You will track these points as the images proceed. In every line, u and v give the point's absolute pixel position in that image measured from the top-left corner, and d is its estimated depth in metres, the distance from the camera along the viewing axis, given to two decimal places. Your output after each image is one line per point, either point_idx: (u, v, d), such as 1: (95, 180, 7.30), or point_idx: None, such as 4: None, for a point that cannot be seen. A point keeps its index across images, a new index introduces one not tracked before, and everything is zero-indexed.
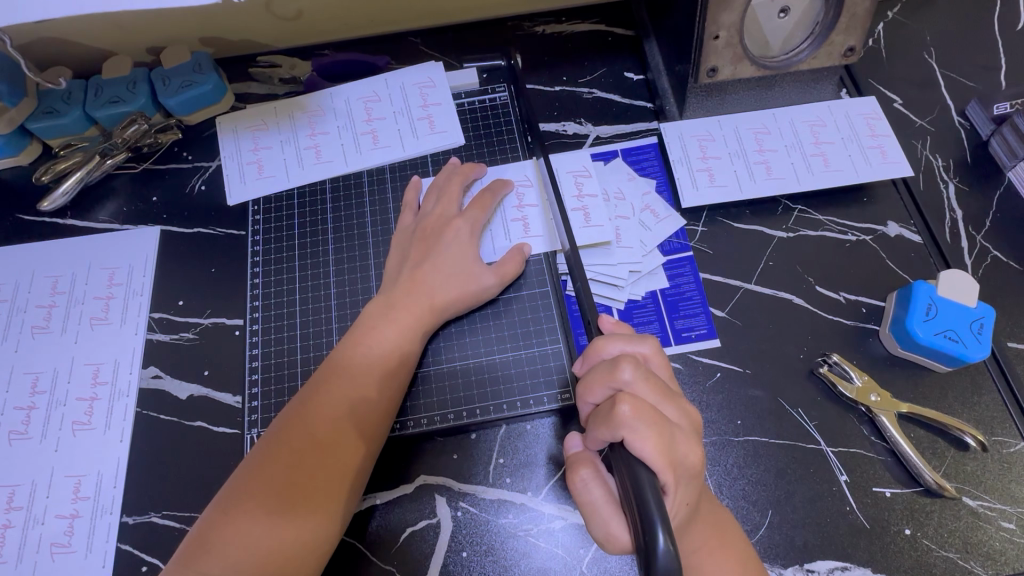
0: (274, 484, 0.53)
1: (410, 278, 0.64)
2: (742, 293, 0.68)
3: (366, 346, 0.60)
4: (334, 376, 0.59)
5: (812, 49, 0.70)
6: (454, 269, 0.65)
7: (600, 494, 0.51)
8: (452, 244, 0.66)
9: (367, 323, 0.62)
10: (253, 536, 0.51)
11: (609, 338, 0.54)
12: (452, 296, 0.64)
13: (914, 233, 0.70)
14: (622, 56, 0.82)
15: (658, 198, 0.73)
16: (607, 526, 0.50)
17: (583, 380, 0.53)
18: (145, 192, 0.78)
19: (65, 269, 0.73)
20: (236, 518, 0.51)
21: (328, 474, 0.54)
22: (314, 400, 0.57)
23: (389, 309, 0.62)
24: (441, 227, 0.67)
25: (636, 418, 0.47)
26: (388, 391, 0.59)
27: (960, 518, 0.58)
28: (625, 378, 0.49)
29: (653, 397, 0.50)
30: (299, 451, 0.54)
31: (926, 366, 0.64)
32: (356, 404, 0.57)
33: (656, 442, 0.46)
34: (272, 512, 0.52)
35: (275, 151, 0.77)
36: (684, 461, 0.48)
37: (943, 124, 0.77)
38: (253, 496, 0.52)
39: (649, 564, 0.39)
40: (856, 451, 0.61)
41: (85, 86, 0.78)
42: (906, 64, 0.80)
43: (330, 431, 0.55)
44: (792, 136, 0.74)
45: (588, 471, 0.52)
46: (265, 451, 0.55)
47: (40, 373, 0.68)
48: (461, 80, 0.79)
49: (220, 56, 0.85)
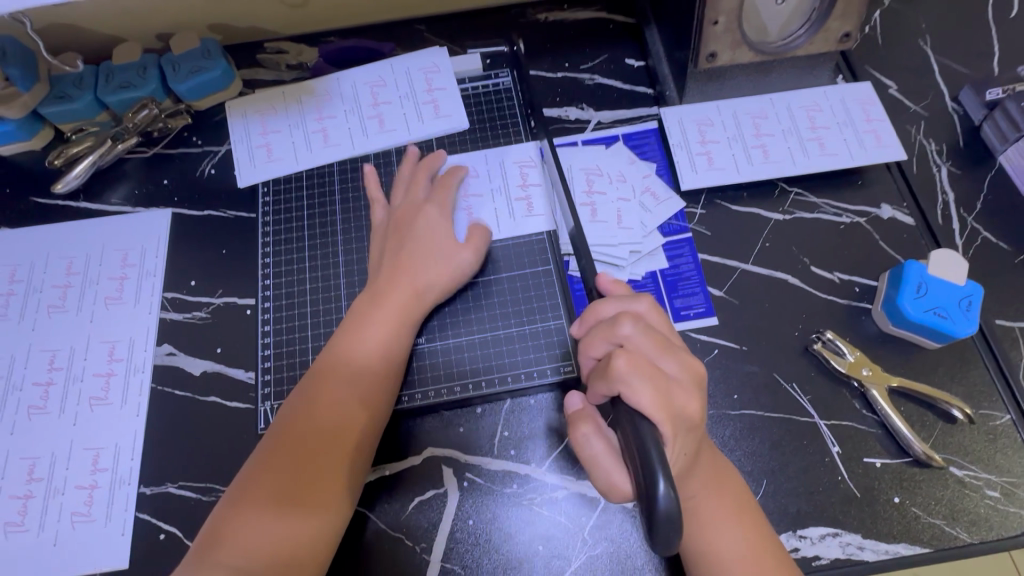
0: (273, 496, 0.54)
1: (391, 266, 0.66)
2: (740, 273, 0.70)
3: (351, 351, 0.61)
4: (321, 384, 0.60)
5: (808, 35, 0.71)
6: (434, 251, 0.67)
7: (602, 445, 0.52)
8: (428, 228, 0.68)
9: (350, 329, 0.63)
10: (262, 531, 0.53)
11: (607, 300, 0.56)
12: (434, 278, 0.66)
13: (906, 215, 0.72)
14: (623, 43, 0.84)
15: (658, 181, 0.75)
16: (609, 477, 0.51)
17: (585, 339, 0.55)
18: (156, 175, 0.80)
19: (80, 251, 0.75)
20: (237, 532, 0.53)
21: (325, 480, 0.55)
22: (302, 411, 0.58)
23: (377, 299, 0.64)
24: (415, 214, 0.69)
25: (632, 372, 0.49)
26: (375, 391, 0.60)
27: (947, 487, 0.60)
28: (623, 332, 0.52)
29: (651, 351, 0.52)
30: (302, 448, 0.56)
31: (916, 342, 0.66)
32: (345, 409, 0.58)
33: (654, 397, 0.48)
34: (271, 523, 0.53)
35: (283, 134, 0.78)
36: (682, 412, 0.50)
37: (936, 109, 0.78)
38: (257, 495, 0.54)
39: (651, 509, 0.41)
40: (848, 424, 0.63)
41: (96, 72, 0.80)
42: (901, 50, 0.82)
43: (323, 439, 0.57)
44: (790, 120, 0.75)
45: (589, 426, 0.53)
46: (270, 447, 0.57)
47: (57, 351, 0.70)
48: (465, 66, 0.80)
49: (229, 43, 0.87)
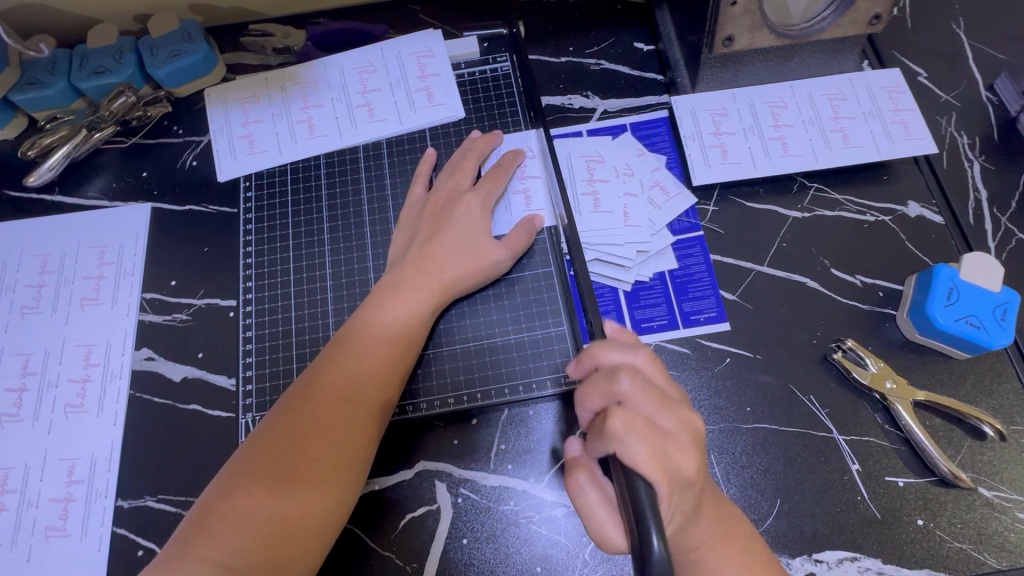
0: (273, 471, 0.51)
1: (421, 253, 0.62)
2: (754, 275, 0.66)
3: (373, 326, 0.58)
4: (340, 355, 0.57)
5: (834, 17, 0.66)
6: (463, 244, 0.62)
7: (597, 495, 0.50)
8: (465, 217, 0.63)
9: (376, 299, 0.60)
10: (263, 505, 0.49)
11: (603, 345, 0.53)
12: (460, 273, 0.61)
13: (935, 213, 0.67)
14: (632, 25, 0.78)
15: (668, 174, 0.70)
16: (601, 527, 0.49)
17: (582, 389, 0.52)
18: (135, 168, 0.75)
19: (54, 248, 0.71)
20: (235, 506, 0.49)
21: (333, 457, 0.52)
22: (318, 380, 0.55)
23: (397, 287, 0.60)
24: (453, 201, 0.65)
25: (627, 432, 0.45)
26: (394, 369, 0.57)
27: (975, 509, 0.56)
28: (623, 387, 0.49)
29: (650, 407, 0.48)
30: (314, 420, 0.53)
31: (943, 352, 0.62)
32: (362, 383, 0.56)
33: (649, 456, 0.44)
34: (270, 501, 0.50)
35: (266, 124, 0.73)
36: (678, 472, 0.46)
37: (969, 98, 0.73)
38: (262, 466, 0.51)
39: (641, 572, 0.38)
40: (868, 440, 0.59)
41: (70, 55, 0.75)
42: (932, 34, 0.76)
43: (336, 413, 0.54)
44: (811, 110, 0.70)
45: (584, 475, 0.50)
46: (281, 417, 0.54)
47: (30, 355, 0.66)
48: (461, 50, 0.75)
49: (212, 25, 0.81)
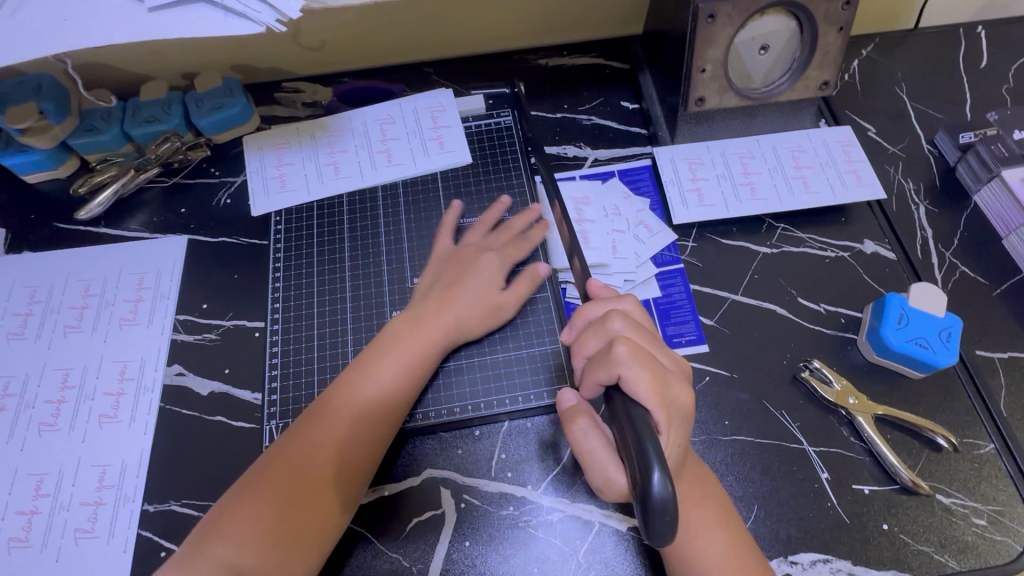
0: (254, 524, 0.55)
1: (429, 304, 0.68)
2: (730, 303, 0.73)
3: (364, 384, 0.63)
4: (330, 412, 0.61)
5: (789, 82, 0.76)
6: (477, 294, 0.69)
7: (599, 441, 0.56)
8: (480, 271, 0.71)
9: (364, 362, 0.64)
10: (242, 556, 0.53)
11: (593, 302, 0.61)
12: (473, 317, 0.68)
13: (888, 250, 0.76)
14: (619, 87, 0.90)
15: (652, 214, 0.78)
16: (606, 472, 0.54)
17: (579, 338, 0.59)
18: (174, 204, 0.84)
19: (98, 274, 0.78)
20: (214, 556, 0.53)
21: (300, 541, 0.55)
22: (287, 459, 0.58)
23: (405, 325, 0.67)
24: (474, 256, 0.72)
25: (631, 358, 0.53)
26: (370, 446, 0.61)
27: (934, 514, 0.62)
28: (614, 327, 0.56)
29: (645, 343, 0.56)
30: (301, 475, 0.57)
31: (900, 372, 0.68)
32: (348, 443, 0.60)
33: (651, 383, 0.51)
34: (248, 555, 0.53)
35: (297, 167, 0.83)
36: (676, 403, 0.53)
37: (913, 151, 0.83)
38: (242, 517, 0.55)
39: (648, 498, 0.43)
40: (836, 451, 0.65)
41: (124, 107, 0.85)
42: (880, 97, 0.87)
43: (322, 469, 0.58)
44: (775, 160, 0.80)
45: (585, 420, 0.57)
46: (267, 469, 0.58)
47: (70, 370, 0.72)
48: (469, 106, 0.86)
49: (250, 82, 0.93)
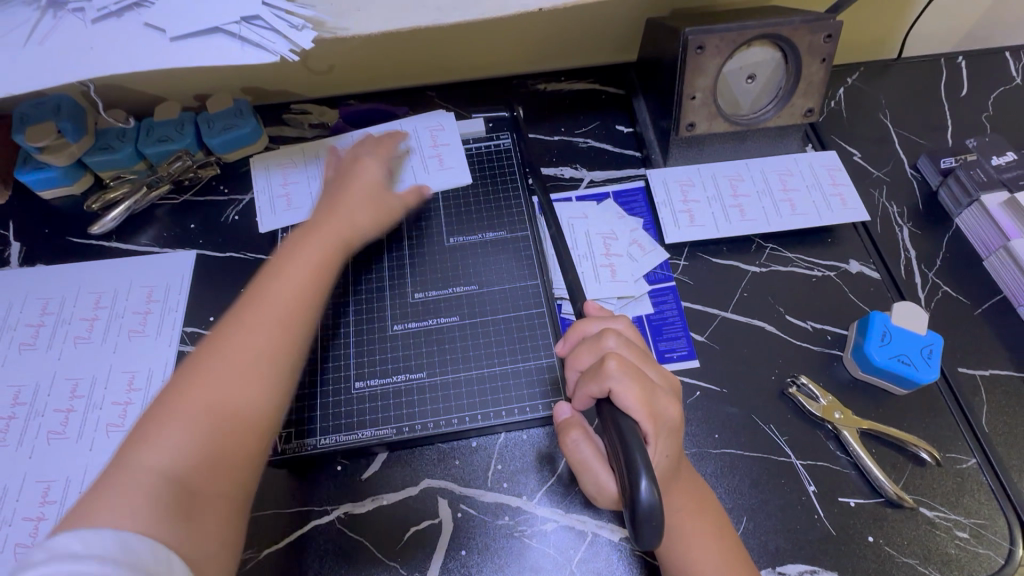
0: (182, 420, 0.52)
1: (327, 213, 0.71)
2: (720, 320, 0.76)
3: (277, 279, 0.62)
4: (242, 307, 0.60)
5: (776, 109, 0.80)
6: (369, 201, 0.74)
7: (591, 451, 0.58)
8: (360, 177, 0.75)
9: (275, 265, 0.64)
10: (175, 449, 0.50)
11: (589, 318, 0.63)
12: (367, 220, 0.72)
13: (872, 270, 0.79)
14: (614, 112, 0.93)
15: (645, 234, 0.81)
16: (599, 479, 0.57)
17: (573, 353, 0.61)
18: (184, 221, 0.87)
19: (109, 287, 0.81)
20: (143, 461, 0.49)
21: (232, 440, 0.53)
22: (197, 365, 0.55)
23: (313, 232, 0.68)
24: (352, 163, 0.77)
25: (621, 372, 0.55)
26: (292, 331, 0.60)
27: (918, 527, 0.63)
28: (607, 344, 0.58)
29: (636, 359, 0.58)
30: (219, 367, 0.55)
31: (885, 388, 0.71)
32: (263, 327, 0.58)
33: (639, 397, 0.54)
34: (180, 448, 0.50)
35: (303, 185, 0.86)
36: (664, 416, 0.55)
37: (897, 175, 0.87)
38: (170, 418, 0.52)
39: (636, 506, 0.45)
40: (823, 464, 0.67)
41: (138, 127, 0.88)
42: (865, 123, 0.91)
43: (241, 357, 0.56)
44: (763, 183, 0.83)
45: (578, 433, 0.59)
46: (186, 371, 0.55)
47: (79, 380, 0.74)
48: (470, 128, 0.89)
49: (259, 104, 0.96)
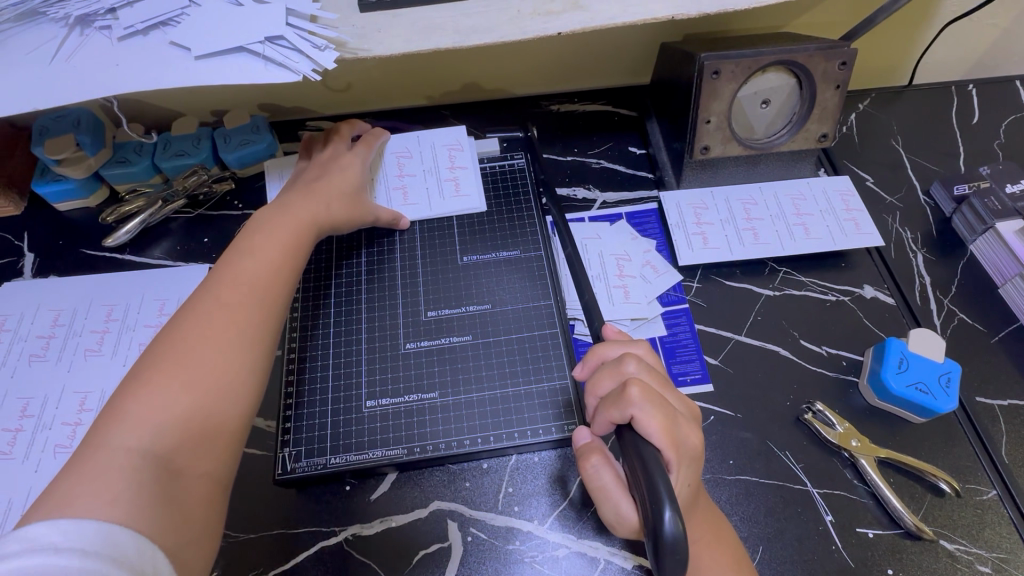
0: (163, 383, 0.52)
1: (303, 198, 0.73)
2: (733, 344, 0.75)
3: (253, 257, 0.64)
4: (219, 280, 0.61)
5: (790, 134, 0.80)
6: (344, 189, 0.77)
7: (610, 478, 0.57)
8: (339, 173, 0.78)
9: (251, 243, 0.66)
10: (160, 411, 0.50)
11: (609, 342, 0.63)
12: (342, 210, 0.75)
13: (887, 296, 0.78)
14: (627, 133, 0.94)
15: (658, 256, 0.81)
16: (618, 505, 0.56)
17: (592, 378, 0.60)
18: (197, 234, 0.87)
19: (121, 299, 0.81)
20: (125, 427, 0.48)
21: (218, 408, 0.53)
22: (178, 332, 0.56)
23: (290, 212, 0.71)
24: (333, 158, 0.80)
25: (643, 400, 0.54)
26: (269, 303, 0.61)
27: (939, 560, 0.62)
28: (628, 370, 0.58)
29: (657, 386, 0.58)
30: (199, 331, 0.56)
31: (902, 416, 0.70)
32: (241, 297, 0.60)
33: (661, 425, 0.53)
34: (163, 409, 0.50)
35: None
36: (685, 443, 0.54)
37: (910, 201, 0.87)
38: (152, 382, 0.52)
39: (660, 536, 0.44)
40: (840, 493, 0.66)
41: (155, 141, 0.89)
42: (877, 149, 0.92)
43: (221, 323, 0.57)
44: (777, 207, 0.83)
45: (599, 458, 0.58)
46: (165, 338, 0.56)
47: (88, 393, 0.74)
48: (484, 148, 0.90)
49: (276, 120, 0.98)
